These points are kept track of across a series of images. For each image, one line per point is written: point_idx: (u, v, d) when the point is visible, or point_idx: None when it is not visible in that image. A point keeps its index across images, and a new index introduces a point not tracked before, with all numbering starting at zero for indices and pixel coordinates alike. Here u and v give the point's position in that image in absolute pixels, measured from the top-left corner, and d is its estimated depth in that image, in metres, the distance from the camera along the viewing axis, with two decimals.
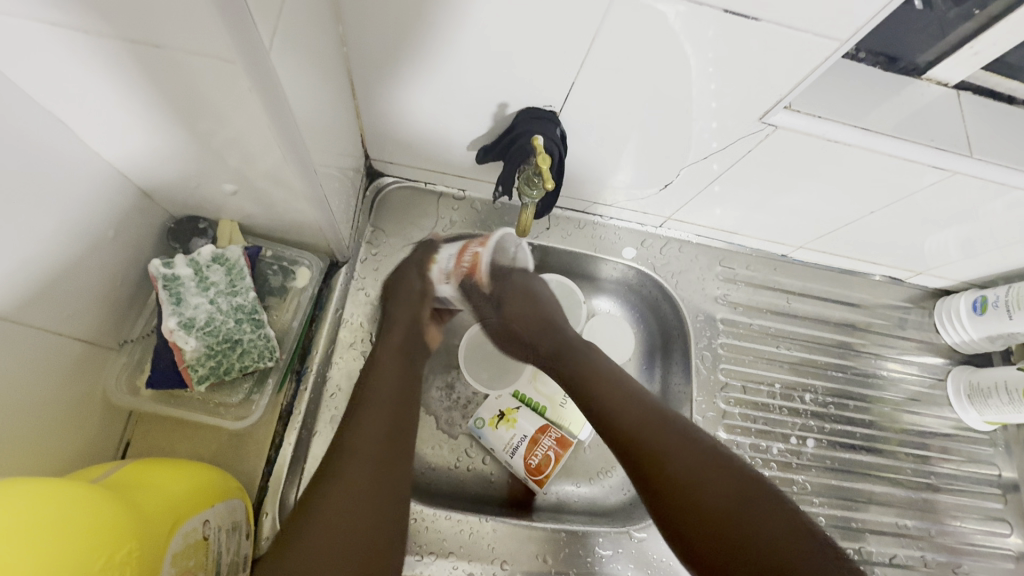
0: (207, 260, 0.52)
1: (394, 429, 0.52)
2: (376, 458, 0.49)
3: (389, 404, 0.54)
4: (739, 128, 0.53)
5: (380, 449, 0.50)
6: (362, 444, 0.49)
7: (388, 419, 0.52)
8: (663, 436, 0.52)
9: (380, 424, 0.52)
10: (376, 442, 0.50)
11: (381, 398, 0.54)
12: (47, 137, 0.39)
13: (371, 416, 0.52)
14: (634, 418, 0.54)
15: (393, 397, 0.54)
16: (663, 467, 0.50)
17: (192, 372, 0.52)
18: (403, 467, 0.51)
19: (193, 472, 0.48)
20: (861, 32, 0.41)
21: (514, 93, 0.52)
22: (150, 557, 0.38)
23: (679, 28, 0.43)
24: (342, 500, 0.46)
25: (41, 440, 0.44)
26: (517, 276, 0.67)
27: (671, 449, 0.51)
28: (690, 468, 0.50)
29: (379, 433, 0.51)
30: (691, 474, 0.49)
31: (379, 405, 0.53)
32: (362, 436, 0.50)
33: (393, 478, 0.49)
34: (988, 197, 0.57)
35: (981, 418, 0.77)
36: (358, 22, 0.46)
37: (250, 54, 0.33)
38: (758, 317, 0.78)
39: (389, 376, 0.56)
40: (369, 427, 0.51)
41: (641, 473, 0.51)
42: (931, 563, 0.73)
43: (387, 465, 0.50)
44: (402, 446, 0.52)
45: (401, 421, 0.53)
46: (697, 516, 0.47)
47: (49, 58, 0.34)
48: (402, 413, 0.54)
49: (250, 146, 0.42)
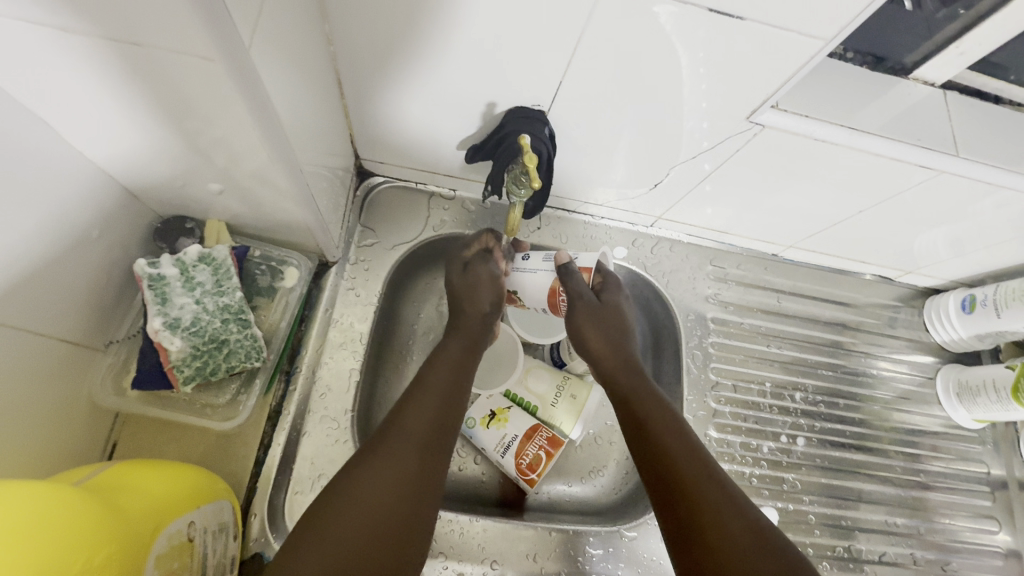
0: (193, 260, 0.52)
1: (446, 413, 0.53)
2: (419, 447, 0.49)
3: (441, 391, 0.54)
4: (728, 127, 0.53)
5: (429, 434, 0.50)
6: (410, 430, 0.50)
7: (438, 406, 0.52)
8: (717, 496, 0.47)
9: (432, 407, 0.52)
10: (428, 424, 0.51)
11: (434, 385, 0.54)
12: (27, 137, 0.39)
13: (425, 397, 0.53)
14: (685, 460, 0.50)
15: (446, 386, 0.54)
16: (716, 533, 0.45)
17: (178, 373, 0.51)
18: (442, 458, 0.50)
19: (178, 473, 0.48)
20: (844, 32, 0.41)
21: (501, 92, 0.52)
22: (133, 560, 0.37)
23: (668, 28, 0.43)
24: (383, 474, 0.46)
25: (23, 441, 0.43)
26: (590, 312, 0.59)
27: (722, 513, 0.46)
28: (739, 544, 0.44)
29: (427, 422, 0.51)
30: (737, 553, 0.44)
31: (433, 388, 0.54)
32: (412, 419, 0.51)
33: (432, 469, 0.48)
34: (976, 196, 0.57)
35: (970, 416, 0.77)
36: (344, 21, 0.46)
37: (231, 52, 0.33)
38: (749, 316, 0.78)
39: (444, 364, 0.57)
40: (418, 413, 0.51)
41: (683, 531, 0.47)
42: (921, 560, 0.73)
43: (432, 455, 0.49)
44: (444, 442, 0.51)
45: (450, 411, 0.53)
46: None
47: (34, 59, 0.34)
48: (453, 404, 0.54)
49: (236, 145, 0.42)
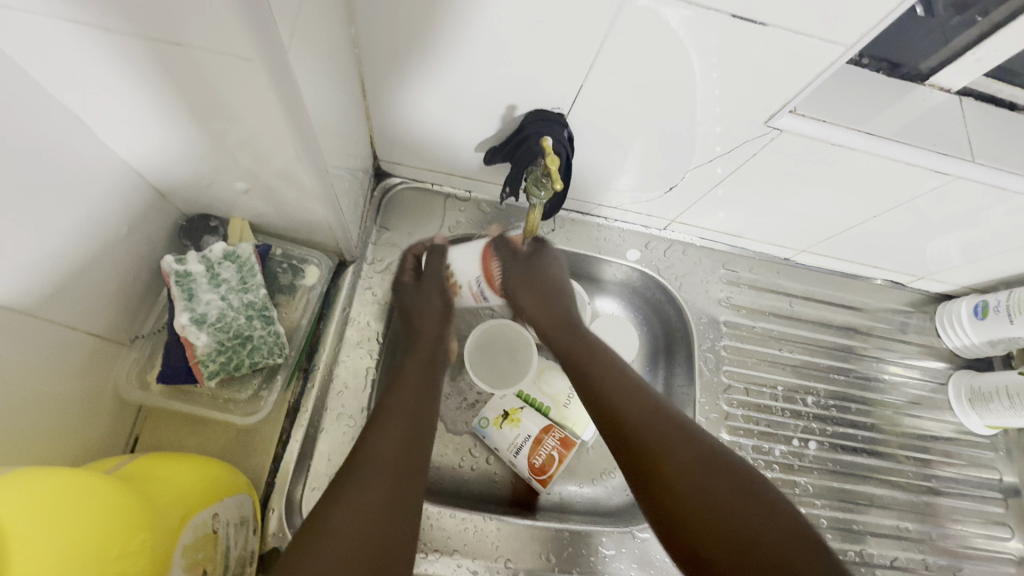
0: (219, 257, 0.53)
1: (410, 438, 0.52)
2: (394, 472, 0.48)
3: (406, 417, 0.53)
4: (744, 132, 0.54)
5: (394, 462, 0.49)
6: (383, 455, 0.49)
7: (407, 431, 0.52)
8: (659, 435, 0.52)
9: (397, 434, 0.51)
10: (394, 451, 0.50)
11: (401, 409, 0.54)
12: (62, 133, 0.40)
13: (389, 426, 0.52)
14: (631, 412, 0.54)
15: (414, 408, 0.54)
16: (671, 483, 0.49)
17: (203, 368, 0.52)
18: (417, 480, 0.50)
19: (203, 467, 0.48)
20: (866, 37, 0.42)
21: (522, 94, 0.53)
22: (163, 550, 0.38)
23: (686, 33, 0.44)
24: (361, 502, 0.45)
25: (52, 432, 0.44)
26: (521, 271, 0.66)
27: (665, 443, 0.51)
28: (684, 475, 0.49)
29: (398, 445, 0.50)
30: (694, 487, 0.48)
31: (398, 416, 0.53)
32: (383, 445, 0.50)
33: (408, 492, 0.48)
34: (990, 202, 0.57)
35: (982, 423, 0.77)
36: (368, 24, 0.47)
37: (269, 53, 0.34)
38: (761, 319, 0.79)
39: (409, 387, 0.56)
40: (387, 436, 0.51)
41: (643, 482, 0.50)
42: (933, 566, 0.73)
43: (407, 478, 0.49)
44: (418, 462, 0.51)
45: (421, 435, 0.53)
46: (689, 518, 0.47)
47: (71, 57, 0.35)
48: (418, 426, 0.53)
49: (263, 144, 0.43)
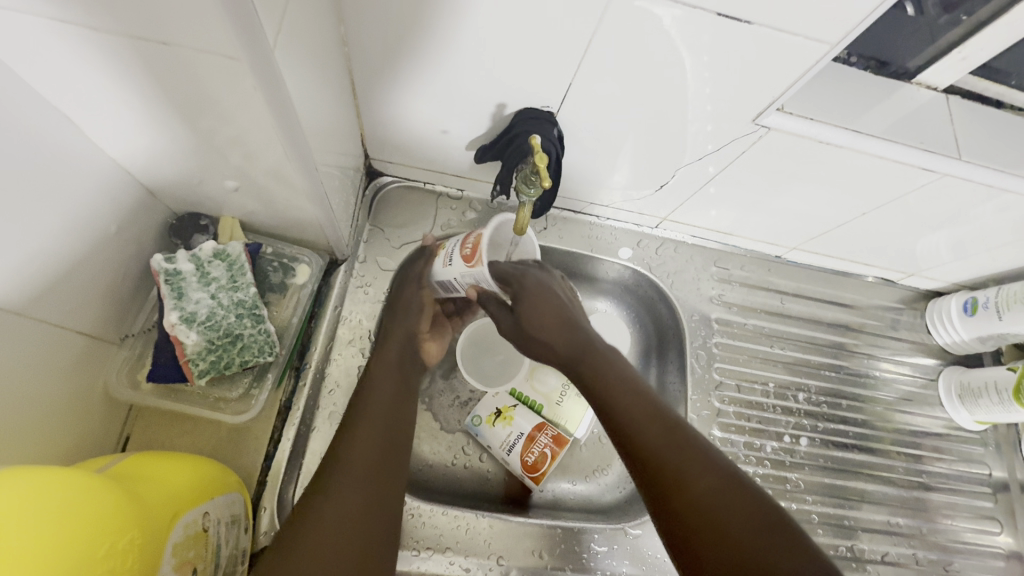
0: (208, 256, 0.53)
1: (387, 444, 0.51)
2: (370, 472, 0.48)
3: (381, 422, 0.53)
4: (733, 130, 0.54)
5: (374, 461, 0.50)
6: (358, 457, 0.49)
7: (383, 433, 0.52)
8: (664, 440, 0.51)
9: (373, 438, 0.51)
10: (370, 452, 0.50)
11: (376, 412, 0.53)
12: (51, 133, 0.40)
13: (363, 430, 0.51)
14: (637, 415, 0.54)
15: (388, 411, 0.54)
16: (680, 487, 0.48)
17: (193, 366, 0.52)
18: (395, 481, 0.50)
19: (194, 466, 0.48)
20: (850, 35, 0.42)
21: (513, 93, 0.53)
22: (152, 547, 0.38)
23: (674, 31, 0.44)
24: (339, 501, 0.46)
25: (42, 431, 0.44)
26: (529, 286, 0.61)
27: (668, 448, 0.51)
28: (704, 496, 0.47)
29: (374, 447, 0.50)
30: (699, 493, 0.47)
31: (371, 420, 0.53)
32: (356, 448, 0.50)
33: (386, 494, 0.48)
34: (977, 199, 0.58)
35: (972, 418, 0.78)
36: (357, 23, 0.47)
37: (255, 53, 0.34)
38: (753, 316, 0.79)
39: (383, 387, 0.56)
40: (362, 439, 0.50)
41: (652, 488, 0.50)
42: (923, 560, 0.73)
43: (383, 479, 0.49)
44: (395, 464, 0.51)
45: (397, 437, 0.53)
46: (705, 539, 0.45)
47: (58, 57, 0.35)
48: (395, 428, 0.54)
49: (252, 143, 0.43)
